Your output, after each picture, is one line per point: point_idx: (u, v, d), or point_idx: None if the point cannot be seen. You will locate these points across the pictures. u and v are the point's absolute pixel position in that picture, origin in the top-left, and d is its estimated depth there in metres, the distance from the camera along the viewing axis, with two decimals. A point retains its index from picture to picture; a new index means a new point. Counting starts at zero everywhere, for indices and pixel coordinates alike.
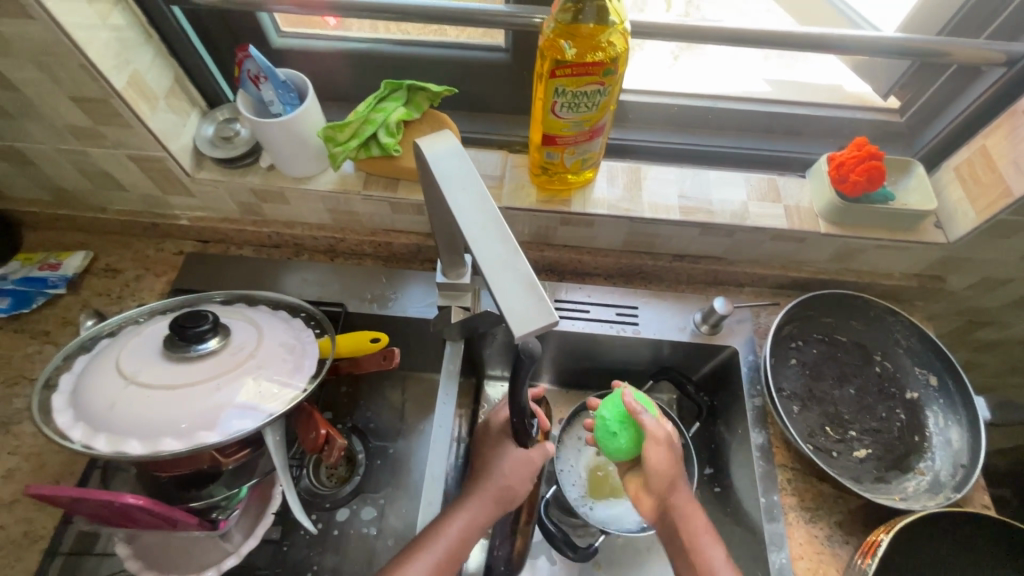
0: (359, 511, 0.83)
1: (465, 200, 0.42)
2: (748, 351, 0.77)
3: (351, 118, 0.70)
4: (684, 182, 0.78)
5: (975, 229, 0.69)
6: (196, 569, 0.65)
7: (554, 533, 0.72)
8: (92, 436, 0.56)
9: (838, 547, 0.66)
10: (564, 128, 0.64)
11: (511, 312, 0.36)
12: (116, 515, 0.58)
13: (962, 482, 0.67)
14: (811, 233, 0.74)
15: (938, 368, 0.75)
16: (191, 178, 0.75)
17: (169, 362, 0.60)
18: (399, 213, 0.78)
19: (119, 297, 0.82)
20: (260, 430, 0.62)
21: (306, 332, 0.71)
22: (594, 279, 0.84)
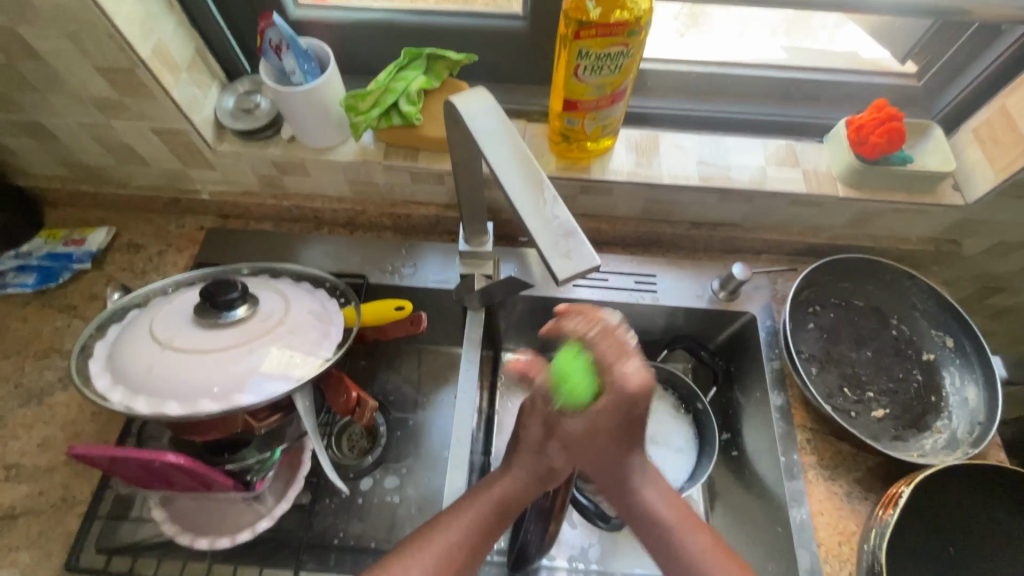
0: (383, 480, 0.85)
1: (502, 154, 0.42)
2: (766, 316, 0.78)
3: (373, 88, 0.71)
4: (702, 149, 0.78)
5: (994, 189, 0.70)
6: (231, 531, 0.66)
7: (587, 507, 0.75)
8: (132, 399, 0.57)
9: (857, 503, 0.67)
10: (586, 92, 0.64)
11: (552, 257, 0.38)
12: (154, 476, 0.60)
13: (979, 438, 0.68)
14: (829, 197, 0.75)
15: (954, 329, 0.76)
16: (213, 151, 0.75)
17: (202, 328, 0.61)
18: (419, 184, 0.79)
19: (143, 272, 0.83)
20: (291, 394, 0.63)
21: (331, 302, 0.72)
22: (612, 248, 0.85)
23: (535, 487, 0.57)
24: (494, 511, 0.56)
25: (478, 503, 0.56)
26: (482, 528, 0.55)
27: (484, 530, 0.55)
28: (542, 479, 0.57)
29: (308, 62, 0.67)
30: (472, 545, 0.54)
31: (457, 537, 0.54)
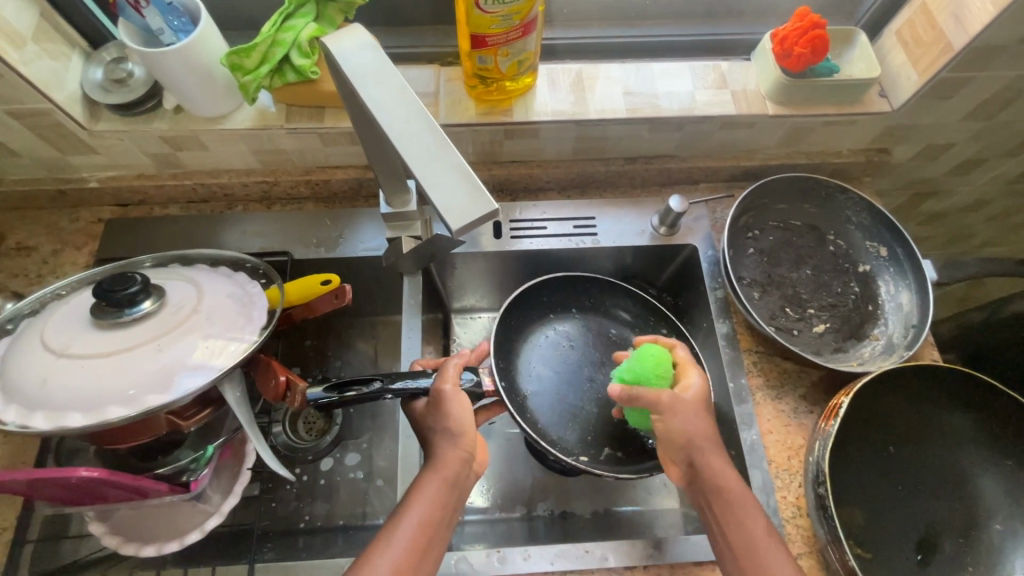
0: (343, 458, 0.83)
1: (383, 96, 0.38)
2: (707, 247, 0.78)
3: (257, 40, 0.62)
4: (629, 78, 0.74)
5: (918, 92, 0.69)
6: (179, 534, 0.63)
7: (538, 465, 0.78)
8: (28, 415, 0.52)
9: (803, 417, 0.69)
10: (493, 25, 0.59)
11: (447, 207, 0.34)
12: (81, 494, 0.56)
13: (913, 340, 0.70)
14: (759, 117, 0.72)
15: (887, 238, 0.77)
16: (89, 132, 0.67)
17: (102, 330, 0.56)
18: (331, 146, 0.72)
19: (39, 277, 0.75)
20: (218, 387, 0.59)
21: (252, 284, 0.67)
22: (549, 193, 0.82)
23: (461, 455, 0.57)
24: (426, 518, 0.53)
25: (411, 511, 0.53)
26: (428, 536, 0.52)
27: (440, 508, 0.54)
28: (462, 451, 0.57)
29: (177, 17, 0.59)
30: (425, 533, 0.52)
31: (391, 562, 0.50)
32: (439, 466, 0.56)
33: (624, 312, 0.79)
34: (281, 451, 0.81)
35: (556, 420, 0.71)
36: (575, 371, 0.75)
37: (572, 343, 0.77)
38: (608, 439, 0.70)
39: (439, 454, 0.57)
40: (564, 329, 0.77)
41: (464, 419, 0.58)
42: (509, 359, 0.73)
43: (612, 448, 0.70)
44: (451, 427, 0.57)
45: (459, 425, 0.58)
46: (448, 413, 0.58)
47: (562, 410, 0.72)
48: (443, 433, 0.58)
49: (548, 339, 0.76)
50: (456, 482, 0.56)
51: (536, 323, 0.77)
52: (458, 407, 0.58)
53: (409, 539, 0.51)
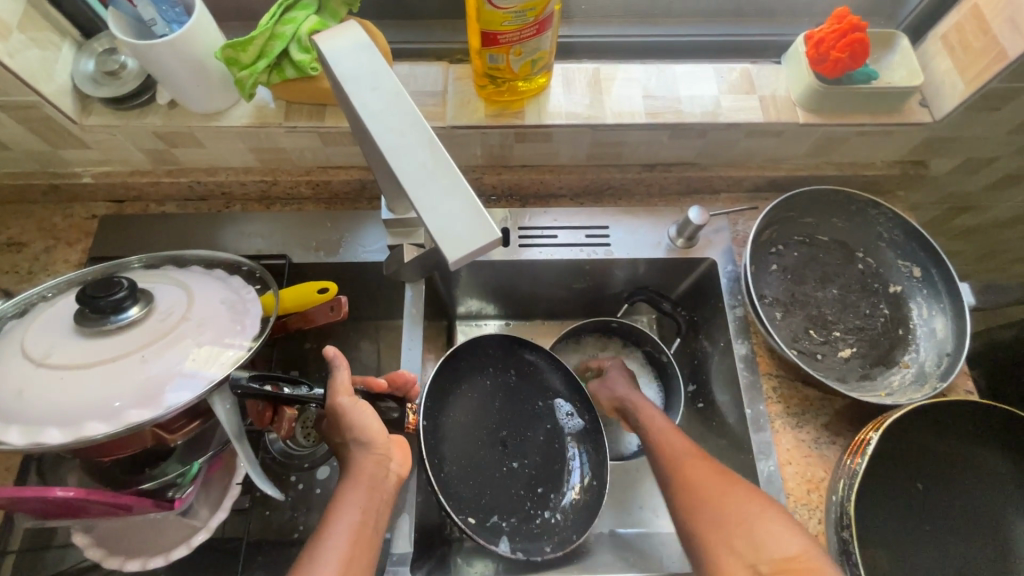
0: (340, 467, 0.79)
1: (376, 103, 0.34)
2: (727, 262, 0.73)
3: (254, 33, 0.59)
4: (649, 81, 0.70)
5: (963, 102, 0.63)
6: (164, 549, 0.61)
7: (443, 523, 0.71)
8: (3, 429, 0.49)
9: (825, 448, 0.65)
10: (505, 22, 0.55)
11: (442, 234, 0.30)
12: (60, 509, 0.53)
13: (948, 370, 0.65)
14: (789, 125, 0.68)
15: (921, 258, 0.72)
16: (79, 126, 0.64)
17: (85, 339, 0.53)
18: (333, 145, 0.69)
19: (29, 274, 0.72)
20: (206, 400, 0.56)
21: (247, 289, 0.64)
22: (560, 200, 0.78)
23: (371, 466, 0.51)
24: (353, 530, 0.48)
25: (333, 526, 0.48)
26: (354, 553, 0.47)
27: (362, 521, 0.49)
28: (370, 459, 0.51)
29: (171, 7, 0.56)
30: (352, 551, 0.47)
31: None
32: (355, 476, 0.51)
33: (558, 380, 0.74)
34: (277, 459, 0.78)
35: (457, 475, 0.65)
36: (494, 432, 0.69)
37: (501, 397, 0.71)
38: (496, 509, 0.65)
39: (351, 466, 0.51)
40: (497, 383, 0.72)
41: (368, 425, 0.52)
42: (441, 403, 0.68)
43: (499, 518, 0.65)
44: (360, 432, 0.52)
45: (370, 432, 0.52)
46: (351, 424, 0.52)
47: (470, 466, 0.66)
48: (353, 443, 0.52)
49: (480, 388, 0.71)
50: (375, 492, 0.50)
51: (475, 368, 0.71)
52: (363, 414, 0.52)
53: (340, 555, 0.46)
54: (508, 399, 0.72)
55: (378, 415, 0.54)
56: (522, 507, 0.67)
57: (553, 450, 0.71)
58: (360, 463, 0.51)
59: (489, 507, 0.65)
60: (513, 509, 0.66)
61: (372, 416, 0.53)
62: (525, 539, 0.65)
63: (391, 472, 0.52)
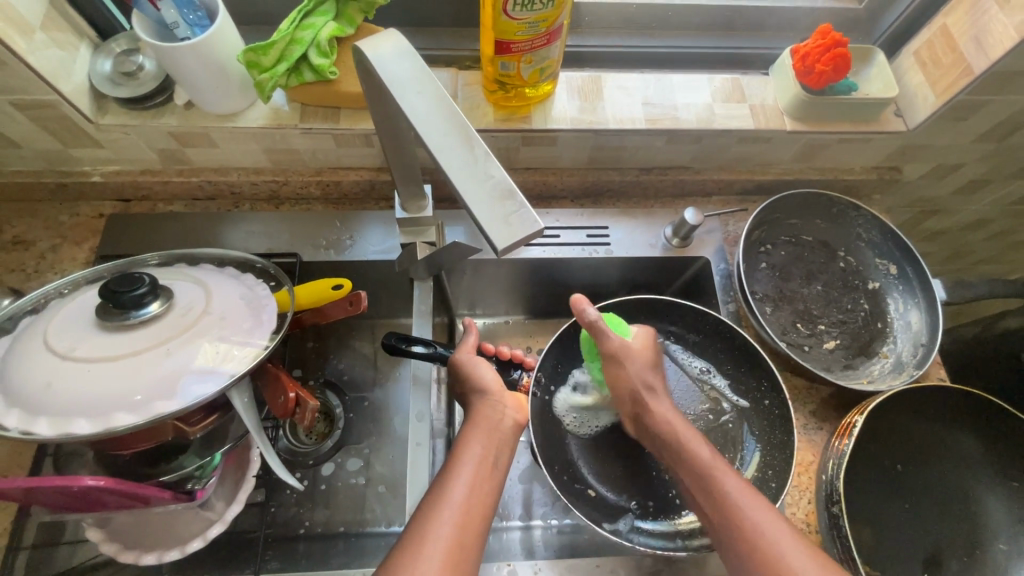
0: (345, 463, 0.81)
1: (422, 107, 0.37)
2: (720, 260, 0.78)
3: (275, 38, 0.61)
4: (648, 89, 0.74)
5: (934, 113, 0.69)
6: (180, 543, 0.62)
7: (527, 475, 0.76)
8: (31, 421, 0.50)
9: (813, 434, 0.69)
10: (518, 32, 0.58)
11: (489, 224, 0.33)
12: (81, 502, 0.54)
13: (923, 359, 0.70)
14: (777, 132, 0.72)
15: (897, 256, 0.77)
16: (95, 125, 0.65)
17: (109, 333, 0.54)
18: (345, 147, 0.71)
19: (36, 271, 0.72)
20: (226, 393, 0.57)
21: (261, 286, 0.65)
22: (561, 201, 0.81)
23: (496, 418, 0.57)
24: (478, 464, 0.53)
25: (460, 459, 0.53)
26: (482, 491, 0.52)
27: (486, 464, 0.53)
28: (495, 415, 0.57)
29: (193, 11, 0.58)
30: (480, 484, 0.52)
31: (453, 500, 0.50)
32: (478, 421, 0.57)
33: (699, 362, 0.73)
34: (282, 456, 0.80)
35: (584, 452, 0.71)
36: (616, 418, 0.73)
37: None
38: (630, 490, 0.68)
39: (474, 412, 0.58)
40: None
41: (485, 376, 0.60)
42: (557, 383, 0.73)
43: (631, 501, 0.68)
44: (479, 383, 0.60)
45: (487, 382, 0.60)
46: (471, 375, 0.61)
47: (602, 445, 0.71)
48: (477, 393, 0.59)
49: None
50: (497, 438, 0.56)
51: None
52: (483, 368, 0.60)
53: (464, 481, 0.52)
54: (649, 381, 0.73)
55: (495, 371, 0.61)
56: (664, 496, 0.67)
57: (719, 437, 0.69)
58: (484, 415, 0.57)
59: (624, 487, 0.69)
60: (649, 492, 0.68)
61: (487, 367, 0.60)
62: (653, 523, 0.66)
63: (506, 416, 0.58)
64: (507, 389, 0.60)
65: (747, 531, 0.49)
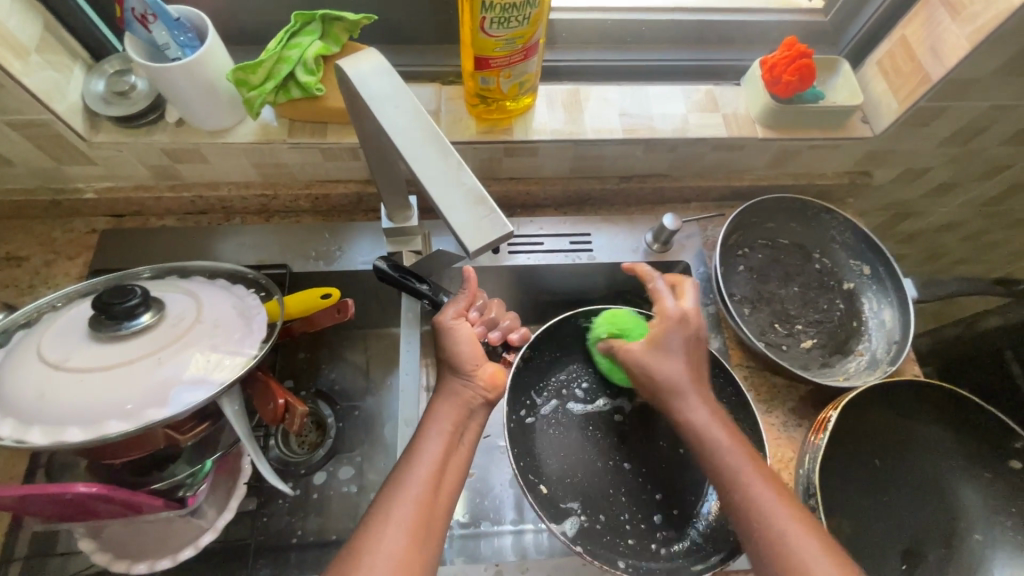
0: (337, 472, 0.82)
1: (399, 120, 0.40)
2: (699, 264, 0.80)
3: (263, 57, 0.64)
4: (625, 101, 0.76)
5: (898, 120, 0.72)
6: (172, 551, 0.63)
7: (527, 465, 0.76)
8: (24, 430, 0.51)
9: (793, 431, 0.71)
10: (496, 48, 0.61)
11: (462, 227, 0.36)
12: (73, 511, 0.54)
13: (896, 355, 0.73)
14: (749, 139, 0.75)
15: (869, 257, 0.80)
16: (88, 143, 0.67)
17: (101, 343, 0.55)
18: (333, 160, 0.73)
19: (30, 287, 0.74)
20: (217, 401, 0.59)
21: (251, 296, 0.67)
22: (545, 210, 0.84)
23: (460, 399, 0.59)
24: (443, 444, 0.56)
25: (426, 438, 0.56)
26: (439, 476, 0.53)
27: (444, 449, 0.55)
28: (460, 397, 0.59)
29: (183, 33, 0.60)
30: (437, 469, 0.54)
31: (414, 483, 0.52)
32: (446, 395, 0.59)
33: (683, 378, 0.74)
34: (274, 466, 0.80)
35: (553, 451, 0.70)
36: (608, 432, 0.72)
37: (614, 408, 0.73)
38: (579, 498, 0.67)
39: (444, 386, 0.60)
40: (601, 391, 0.75)
41: (463, 347, 0.60)
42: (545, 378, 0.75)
43: (579, 507, 0.67)
44: (455, 358, 0.60)
45: (462, 356, 0.60)
46: (454, 344, 0.61)
47: (572, 447, 0.71)
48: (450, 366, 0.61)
49: (578, 393, 0.75)
50: (459, 420, 0.58)
51: (574, 372, 0.76)
52: (461, 339, 0.61)
53: (429, 461, 0.54)
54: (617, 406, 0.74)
55: (474, 342, 0.61)
56: (616, 515, 0.67)
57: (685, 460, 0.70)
58: (451, 398, 0.59)
59: (574, 494, 0.68)
60: (600, 507, 0.67)
61: (462, 337, 0.61)
62: (595, 530, 0.65)
63: (477, 395, 0.59)
64: (480, 361, 0.61)
65: (761, 518, 0.51)
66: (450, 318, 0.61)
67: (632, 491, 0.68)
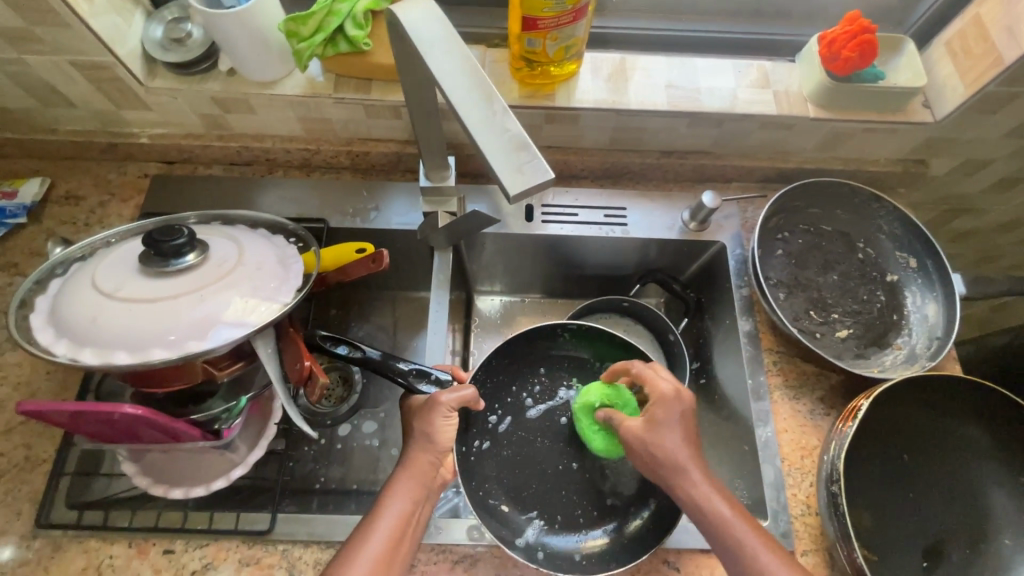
0: (361, 426, 0.85)
1: (448, 65, 0.40)
2: (736, 245, 0.78)
3: (314, 9, 0.65)
4: (672, 72, 0.75)
5: (963, 104, 0.68)
6: (204, 481, 0.66)
7: None
8: (78, 351, 0.55)
9: (819, 419, 0.70)
10: (546, 8, 0.60)
11: (504, 174, 0.36)
12: (119, 431, 0.58)
13: (937, 352, 0.70)
14: (800, 118, 0.73)
15: (918, 250, 0.77)
16: (145, 88, 0.69)
17: (149, 277, 0.58)
18: (375, 118, 0.74)
19: (86, 225, 0.78)
20: (252, 339, 0.61)
21: (290, 247, 0.69)
22: (581, 181, 0.83)
23: (418, 475, 0.57)
24: (403, 517, 0.54)
25: (386, 509, 0.54)
26: (393, 550, 0.52)
27: (401, 525, 0.54)
28: (423, 472, 0.57)
29: None
30: (394, 542, 0.53)
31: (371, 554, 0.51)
32: (408, 465, 0.58)
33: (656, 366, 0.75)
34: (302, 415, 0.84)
35: (503, 463, 0.71)
36: (556, 433, 0.73)
37: (564, 404, 0.75)
38: (536, 504, 0.68)
39: (408, 456, 0.58)
40: (555, 387, 0.76)
41: (444, 426, 0.59)
42: (494, 392, 0.75)
43: (539, 514, 0.68)
44: (431, 433, 0.59)
45: (438, 434, 0.59)
46: (431, 423, 0.59)
47: (520, 453, 0.71)
48: (419, 439, 0.59)
49: (531, 397, 0.75)
50: (419, 494, 0.56)
51: (527, 373, 0.76)
52: (439, 420, 0.59)
53: (389, 530, 0.53)
54: (567, 403, 0.75)
55: (450, 422, 0.60)
56: (572, 511, 0.68)
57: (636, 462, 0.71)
58: (416, 472, 0.57)
59: (533, 502, 0.69)
60: (554, 507, 0.69)
61: (444, 417, 0.59)
62: (557, 543, 0.66)
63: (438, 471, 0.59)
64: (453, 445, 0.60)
65: None
66: (445, 402, 0.60)
67: (583, 489, 0.70)
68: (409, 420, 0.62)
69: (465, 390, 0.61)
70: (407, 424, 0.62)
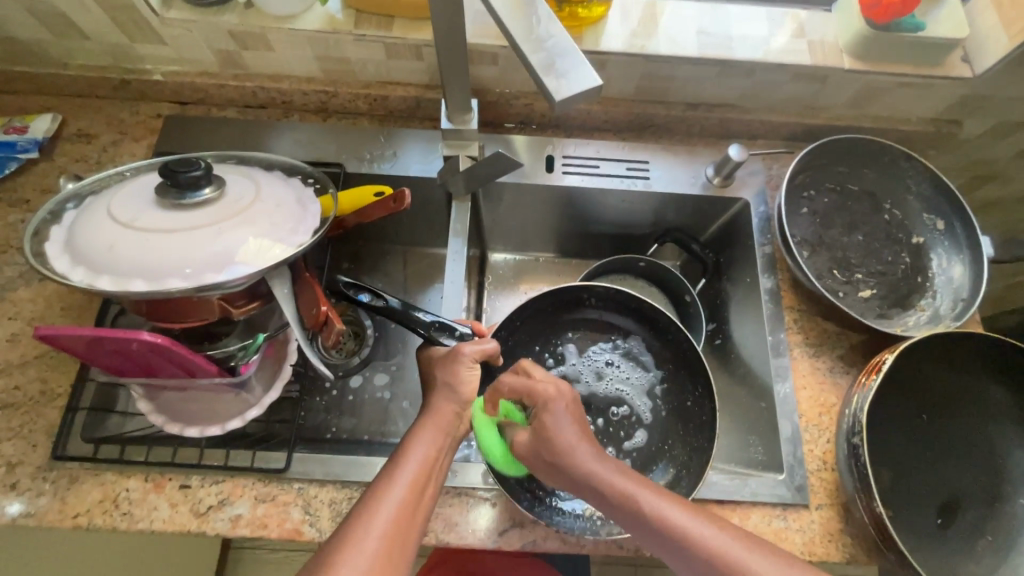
0: (372, 378, 0.85)
1: None
2: (760, 203, 0.77)
3: None
4: (704, 18, 0.72)
5: (1006, 57, 0.66)
6: (218, 420, 0.65)
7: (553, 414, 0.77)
8: (96, 278, 0.54)
9: (839, 377, 0.69)
10: None
11: (554, 82, 0.41)
12: (134, 364, 0.58)
13: (961, 312, 0.69)
14: (834, 70, 0.71)
15: (946, 212, 0.75)
16: (160, 19, 0.67)
17: (167, 208, 0.57)
18: (395, 59, 0.72)
19: (98, 163, 0.76)
20: (270, 276, 0.60)
21: (306, 189, 0.67)
22: (603, 134, 0.81)
23: (444, 423, 0.55)
24: (424, 464, 0.51)
25: (411, 454, 0.51)
26: (419, 495, 0.49)
27: (428, 471, 0.51)
28: (449, 419, 0.55)
29: None
30: (421, 486, 0.50)
31: (396, 497, 0.48)
32: (432, 415, 0.55)
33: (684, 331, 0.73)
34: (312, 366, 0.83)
35: None
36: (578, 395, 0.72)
37: (587, 366, 0.74)
38: None
39: (432, 405, 0.56)
40: (578, 349, 0.75)
41: (471, 376, 0.58)
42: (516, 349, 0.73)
43: None
44: (455, 382, 0.57)
45: (463, 385, 0.57)
46: (456, 373, 0.57)
47: None
48: (443, 388, 0.57)
49: (554, 357, 0.74)
50: (444, 441, 0.54)
51: (552, 333, 0.75)
52: (465, 370, 0.58)
53: (415, 473, 0.50)
54: (591, 364, 0.74)
55: (476, 373, 0.58)
56: None
57: (654, 429, 0.70)
58: (440, 420, 0.55)
59: None
60: None
61: (468, 367, 0.58)
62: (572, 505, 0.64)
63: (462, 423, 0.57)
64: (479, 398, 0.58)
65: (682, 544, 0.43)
66: (467, 354, 0.58)
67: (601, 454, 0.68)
68: (430, 373, 0.60)
69: (488, 344, 0.60)
70: (428, 377, 0.60)
